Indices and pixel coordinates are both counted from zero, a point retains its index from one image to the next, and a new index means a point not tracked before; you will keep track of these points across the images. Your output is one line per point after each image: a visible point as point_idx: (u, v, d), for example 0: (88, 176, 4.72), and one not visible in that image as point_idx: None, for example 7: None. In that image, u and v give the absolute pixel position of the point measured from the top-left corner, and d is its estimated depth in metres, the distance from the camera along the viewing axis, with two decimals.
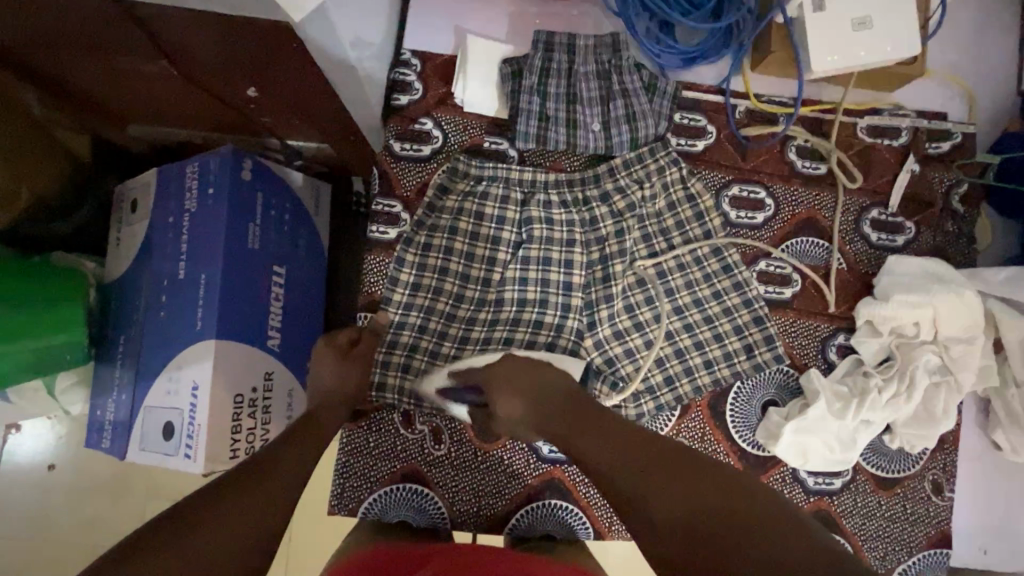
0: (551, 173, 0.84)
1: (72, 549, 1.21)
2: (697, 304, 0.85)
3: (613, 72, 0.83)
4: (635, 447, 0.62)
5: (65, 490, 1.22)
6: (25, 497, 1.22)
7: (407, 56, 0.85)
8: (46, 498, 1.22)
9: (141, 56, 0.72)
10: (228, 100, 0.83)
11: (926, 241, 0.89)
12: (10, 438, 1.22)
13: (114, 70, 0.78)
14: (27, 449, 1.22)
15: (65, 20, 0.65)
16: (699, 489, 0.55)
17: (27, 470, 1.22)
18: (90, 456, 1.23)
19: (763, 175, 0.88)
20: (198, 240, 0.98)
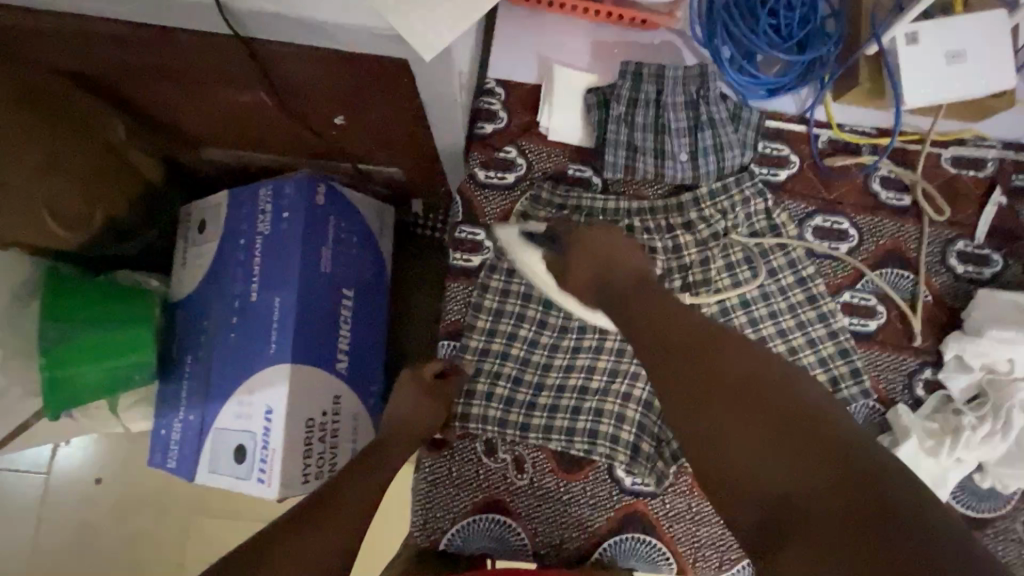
0: (634, 201, 0.83)
1: (122, 565, 1.21)
2: (781, 335, 0.85)
3: (701, 102, 0.82)
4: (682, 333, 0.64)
5: (116, 506, 1.22)
6: (75, 512, 1.22)
7: (491, 84, 0.85)
8: (96, 513, 1.22)
9: (243, 86, 0.73)
10: (314, 126, 0.85)
11: (1016, 274, 0.87)
12: (60, 453, 1.23)
13: (207, 98, 0.80)
14: (78, 464, 1.23)
15: (175, 51, 0.67)
16: (739, 403, 0.57)
17: (78, 485, 1.22)
18: (142, 473, 1.23)
19: (846, 205, 0.87)
20: (273, 263, 0.99)
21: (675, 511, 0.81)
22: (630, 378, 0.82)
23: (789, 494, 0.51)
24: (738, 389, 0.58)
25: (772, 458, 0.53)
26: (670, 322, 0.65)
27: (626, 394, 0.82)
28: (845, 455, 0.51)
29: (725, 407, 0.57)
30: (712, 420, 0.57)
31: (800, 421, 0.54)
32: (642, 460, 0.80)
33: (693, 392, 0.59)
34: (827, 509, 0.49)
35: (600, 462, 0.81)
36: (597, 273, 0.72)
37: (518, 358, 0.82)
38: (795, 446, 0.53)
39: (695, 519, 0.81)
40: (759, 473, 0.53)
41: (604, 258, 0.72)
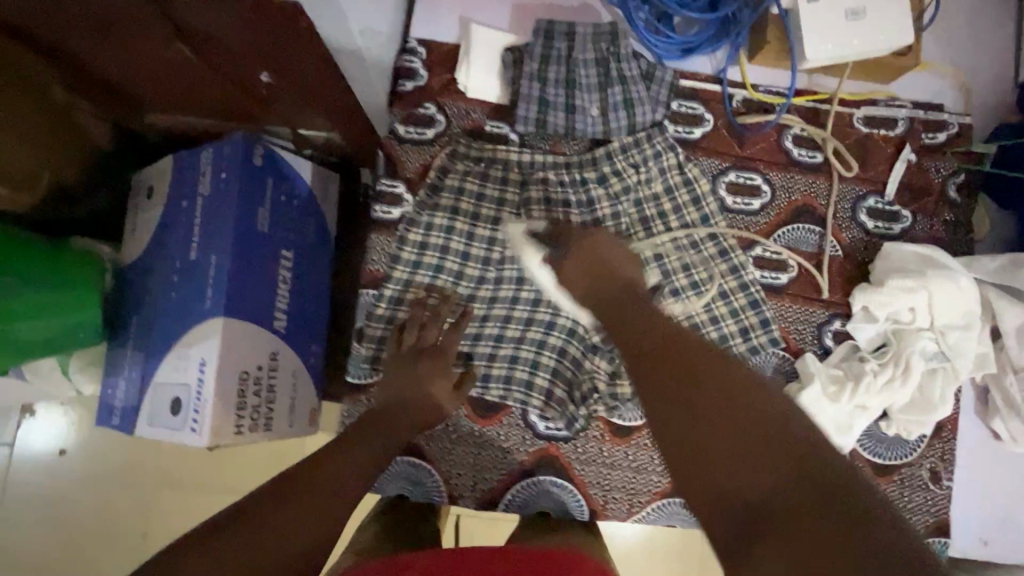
0: (550, 155, 0.86)
1: (88, 534, 1.24)
2: (694, 287, 0.87)
3: (611, 59, 0.84)
4: (644, 333, 0.63)
5: (81, 478, 1.24)
6: (41, 483, 1.24)
7: (413, 44, 0.88)
8: (62, 483, 1.24)
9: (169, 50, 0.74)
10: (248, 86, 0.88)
11: (923, 229, 0.89)
12: (24, 424, 1.24)
13: (138, 56, 0.83)
14: (42, 437, 1.24)
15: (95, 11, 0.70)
16: (717, 399, 0.53)
17: (44, 457, 1.24)
18: (108, 445, 1.25)
19: (759, 162, 0.90)
20: (211, 223, 1.01)
21: (586, 455, 0.84)
22: (545, 327, 0.84)
23: (767, 499, 0.45)
24: (713, 396, 0.53)
25: (756, 462, 0.47)
26: (644, 327, 0.64)
27: (541, 342, 0.84)
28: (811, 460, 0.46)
29: (715, 399, 0.53)
30: (701, 433, 0.51)
31: (762, 418, 0.50)
32: (553, 405, 0.82)
33: (669, 387, 0.56)
34: (799, 511, 0.44)
35: (513, 407, 0.84)
36: (593, 278, 0.73)
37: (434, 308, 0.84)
38: (787, 450, 0.47)
39: (605, 463, 0.84)
40: (724, 473, 0.48)
41: (593, 265, 0.74)
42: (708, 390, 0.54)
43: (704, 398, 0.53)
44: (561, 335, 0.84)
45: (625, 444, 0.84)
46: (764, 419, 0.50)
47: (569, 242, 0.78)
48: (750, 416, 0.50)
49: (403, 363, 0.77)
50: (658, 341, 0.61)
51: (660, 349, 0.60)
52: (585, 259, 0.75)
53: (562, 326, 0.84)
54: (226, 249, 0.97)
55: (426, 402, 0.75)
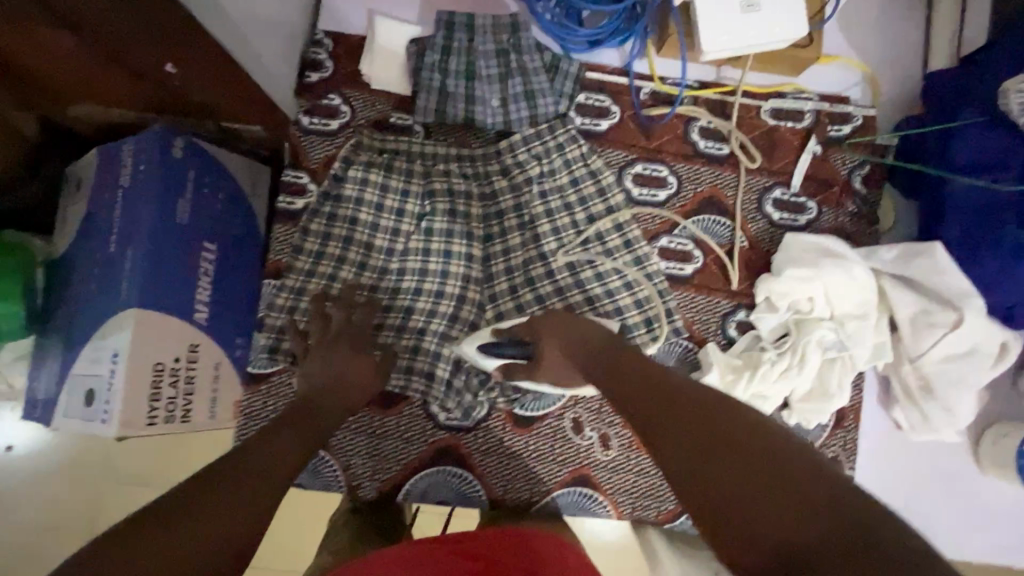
0: (454, 148, 0.87)
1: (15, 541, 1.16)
2: (599, 279, 0.86)
3: (512, 50, 0.86)
4: (642, 384, 0.62)
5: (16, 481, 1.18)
6: None
7: (320, 36, 0.89)
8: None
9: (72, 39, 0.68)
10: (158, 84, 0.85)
11: (827, 220, 0.90)
12: None
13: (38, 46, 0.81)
14: None
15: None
16: (709, 440, 0.52)
17: None
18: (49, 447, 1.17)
19: (665, 154, 0.91)
20: (130, 216, 1.01)
21: (486, 446, 0.84)
22: (448, 322, 0.85)
23: (770, 533, 0.44)
24: (729, 445, 0.50)
25: (753, 498, 0.46)
26: (638, 379, 0.63)
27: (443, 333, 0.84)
28: (824, 482, 0.45)
29: (709, 442, 0.51)
30: (698, 469, 0.50)
31: (750, 453, 0.49)
32: (450, 395, 0.83)
33: (666, 434, 0.54)
34: (809, 538, 0.42)
35: (414, 398, 0.84)
36: (571, 337, 0.72)
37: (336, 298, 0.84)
38: (776, 481, 0.46)
39: (506, 453, 0.84)
40: (729, 514, 0.47)
41: (559, 330, 0.73)
42: (702, 438, 0.52)
43: (693, 443, 0.52)
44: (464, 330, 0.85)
45: (526, 433, 0.85)
46: (752, 436, 0.50)
47: (531, 331, 0.76)
48: (743, 446, 0.50)
49: (315, 352, 0.74)
50: (651, 390, 0.61)
51: (656, 398, 0.59)
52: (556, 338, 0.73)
53: (465, 318, 0.85)
54: (142, 243, 0.98)
55: (346, 385, 0.72)
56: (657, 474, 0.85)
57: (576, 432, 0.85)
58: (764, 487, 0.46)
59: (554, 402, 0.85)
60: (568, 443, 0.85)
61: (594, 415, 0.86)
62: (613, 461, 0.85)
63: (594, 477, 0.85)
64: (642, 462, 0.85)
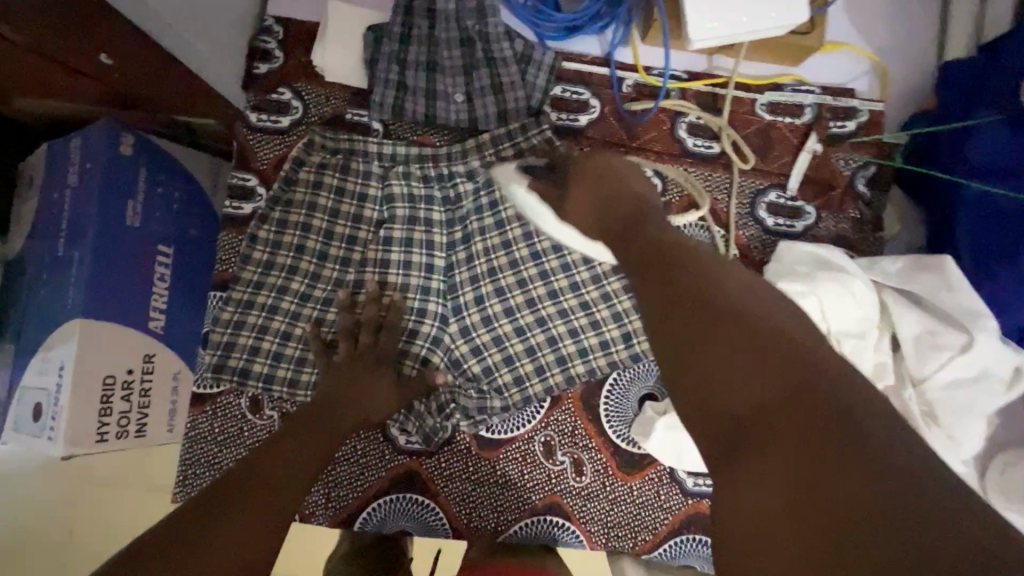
0: (416, 146, 0.79)
1: None
2: (574, 288, 0.79)
3: (477, 39, 0.78)
4: (651, 240, 0.52)
5: None
6: None
7: (269, 22, 0.81)
8: None
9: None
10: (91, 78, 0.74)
11: (827, 227, 0.82)
12: None
13: None
14: None
15: None
16: (728, 311, 0.41)
17: None
18: None
19: (650, 153, 0.82)
20: (77, 219, 0.92)
21: (449, 471, 0.78)
22: (408, 337, 0.77)
23: (761, 424, 0.35)
24: (731, 320, 0.41)
25: (761, 383, 0.37)
26: (652, 236, 0.52)
27: (406, 346, 0.77)
28: (834, 380, 0.35)
29: (728, 310, 0.41)
30: (704, 333, 0.41)
31: (778, 342, 0.38)
32: (412, 418, 0.78)
33: (674, 296, 0.45)
34: (806, 444, 0.33)
35: None
36: (595, 189, 0.61)
37: (287, 312, 0.77)
38: (797, 378, 0.36)
39: (469, 479, 0.78)
40: (722, 388, 0.38)
41: (598, 176, 0.62)
42: (719, 302, 0.42)
43: (702, 303, 0.43)
44: (427, 347, 0.78)
45: (493, 458, 0.79)
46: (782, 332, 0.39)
47: (569, 171, 0.67)
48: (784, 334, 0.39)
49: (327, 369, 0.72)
50: (662, 248, 0.50)
51: (664, 254, 0.49)
52: (588, 179, 0.63)
53: (427, 334, 0.78)
54: (87, 247, 0.90)
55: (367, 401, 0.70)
56: (633, 501, 0.79)
57: (547, 456, 0.79)
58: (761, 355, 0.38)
59: (522, 425, 0.79)
60: (538, 468, 0.79)
61: (567, 438, 0.79)
62: (586, 488, 0.79)
63: (565, 505, 0.79)
64: (617, 489, 0.79)
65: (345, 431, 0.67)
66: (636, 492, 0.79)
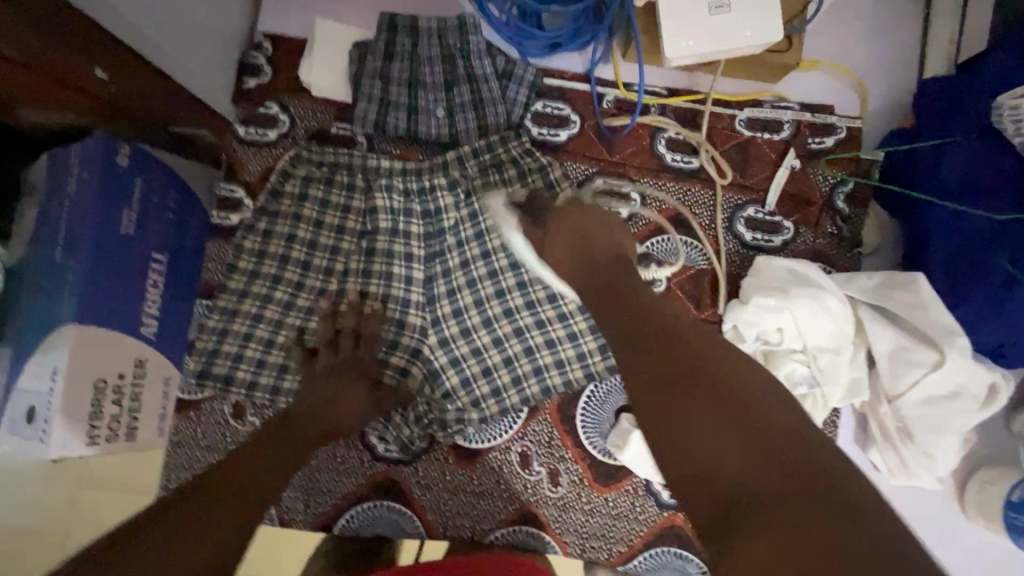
0: (398, 160, 0.81)
1: None
2: (552, 301, 0.80)
3: (459, 56, 0.80)
4: (639, 309, 0.60)
5: None
6: None
7: (259, 39, 0.84)
8: None
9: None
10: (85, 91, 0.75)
11: (804, 242, 0.83)
12: None
13: None
14: None
15: None
16: (710, 383, 0.48)
17: None
18: None
19: (629, 167, 0.84)
20: (71, 228, 0.92)
21: (427, 479, 0.80)
22: (387, 348, 0.79)
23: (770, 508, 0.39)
24: (721, 384, 0.48)
25: (766, 477, 0.40)
26: (627, 296, 0.63)
27: (382, 356, 0.79)
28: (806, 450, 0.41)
29: (712, 385, 0.48)
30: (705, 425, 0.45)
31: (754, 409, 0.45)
32: (390, 427, 0.79)
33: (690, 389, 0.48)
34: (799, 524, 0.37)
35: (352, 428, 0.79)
36: (578, 251, 0.69)
37: (271, 320, 0.79)
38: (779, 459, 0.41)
39: (447, 488, 0.80)
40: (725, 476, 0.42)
41: (575, 243, 0.69)
42: (694, 364, 0.50)
43: (684, 369, 0.50)
44: (401, 362, 0.79)
45: (470, 467, 0.80)
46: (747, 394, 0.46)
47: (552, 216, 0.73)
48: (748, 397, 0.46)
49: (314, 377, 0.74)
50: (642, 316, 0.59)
51: (644, 328, 0.57)
52: (563, 237, 0.70)
53: (406, 345, 0.79)
54: (82, 254, 0.90)
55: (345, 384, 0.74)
56: (608, 512, 0.80)
57: (523, 467, 0.80)
58: (748, 443, 0.43)
59: (499, 436, 0.81)
60: (515, 478, 0.80)
61: (543, 448, 0.81)
62: (562, 498, 0.80)
63: (541, 514, 0.80)
64: (592, 500, 0.80)
65: (309, 439, 0.68)
66: (612, 503, 0.80)
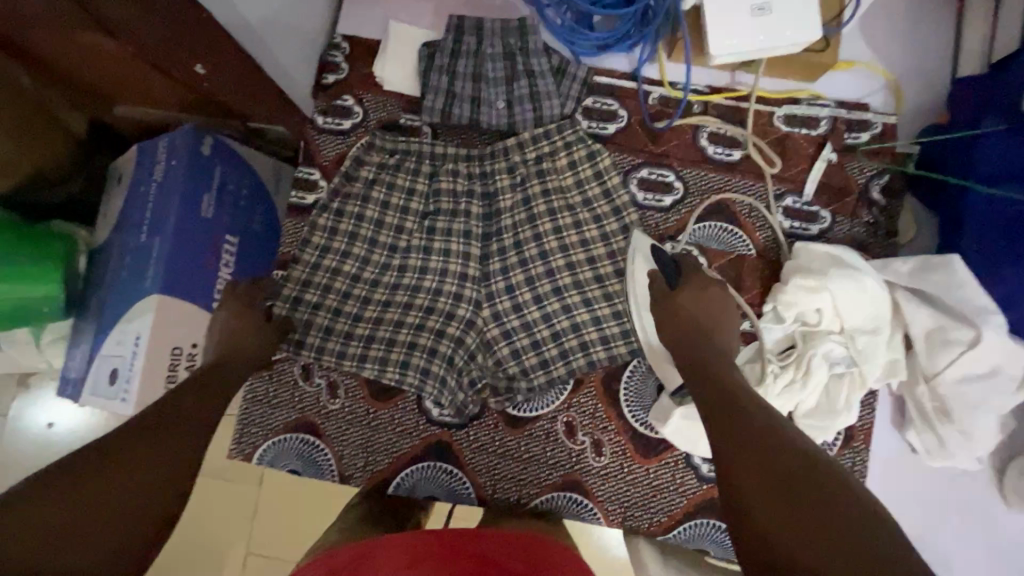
0: (461, 147, 0.89)
1: None
2: (598, 281, 0.85)
3: (519, 54, 0.88)
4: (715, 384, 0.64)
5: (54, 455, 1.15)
6: (23, 452, 1.15)
7: (338, 40, 0.93)
8: (38, 457, 1.15)
9: (105, 39, 0.69)
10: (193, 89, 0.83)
11: (842, 230, 0.87)
12: (17, 396, 1.16)
13: (79, 53, 0.80)
14: (36, 409, 1.16)
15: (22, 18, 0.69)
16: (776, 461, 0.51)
17: (29, 430, 1.16)
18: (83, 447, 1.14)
19: (673, 158, 0.89)
20: (160, 211, 1.00)
21: (477, 443, 0.85)
22: (421, 314, 0.85)
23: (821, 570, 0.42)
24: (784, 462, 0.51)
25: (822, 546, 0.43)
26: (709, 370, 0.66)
27: (420, 323, 0.85)
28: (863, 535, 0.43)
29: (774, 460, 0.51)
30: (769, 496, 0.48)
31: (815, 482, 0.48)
32: (444, 392, 0.84)
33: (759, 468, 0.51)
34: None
35: (410, 392, 0.86)
36: (705, 307, 0.73)
37: (339, 291, 0.87)
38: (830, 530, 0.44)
39: (496, 453, 0.85)
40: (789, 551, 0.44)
41: (691, 324, 0.71)
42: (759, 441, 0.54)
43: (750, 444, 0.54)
44: (454, 333, 0.85)
45: (518, 434, 0.85)
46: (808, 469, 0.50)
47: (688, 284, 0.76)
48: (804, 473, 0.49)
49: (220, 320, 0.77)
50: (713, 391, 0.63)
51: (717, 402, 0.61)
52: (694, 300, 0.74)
53: (461, 317, 0.85)
54: (168, 234, 0.99)
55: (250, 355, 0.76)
56: (650, 483, 0.83)
57: (569, 436, 0.85)
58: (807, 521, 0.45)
59: (546, 406, 0.85)
60: (560, 446, 0.84)
61: (587, 419, 0.85)
62: (605, 468, 0.84)
63: (585, 483, 0.84)
64: (634, 471, 0.84)
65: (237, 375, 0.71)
66: (653, 474, 0.83)
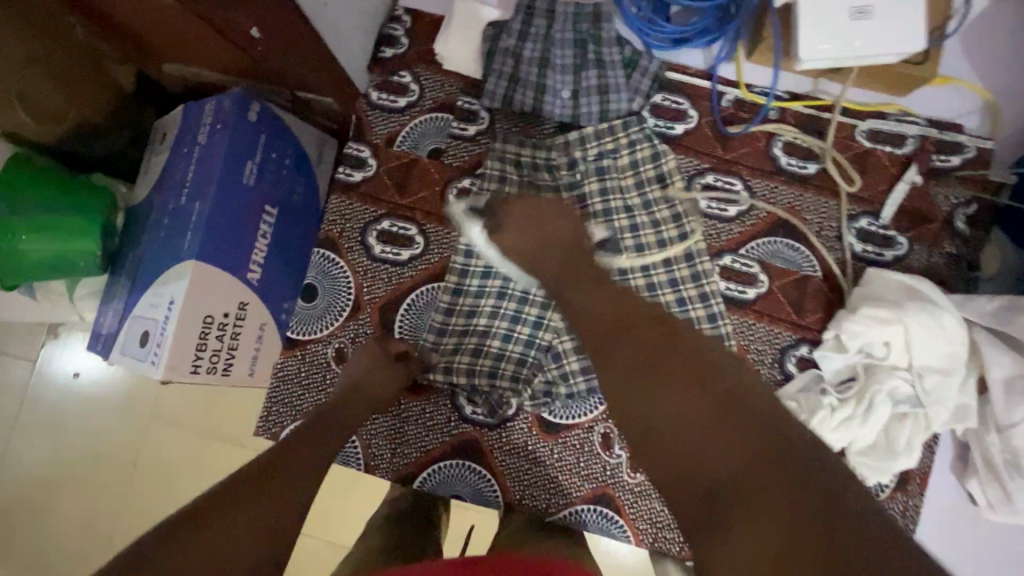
0: (520, 136, 0.84)
1: (53, 479, 1.14)
2: (650, 289, 0.81)
3: (590, 41, 0.83)
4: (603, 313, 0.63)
5: (81, 403, 1.15)
6: (49, 402, 1.15)
7: (401, 12, 0.90)
8: (64, 407, 1.15)
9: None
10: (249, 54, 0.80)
11: (918, 259, 0.81)
12: (46, 346, 1.16)
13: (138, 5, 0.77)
14: (65, 360, 1.16)
15: None
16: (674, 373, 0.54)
17: (53, 381, 1.16)
18: (109, 407, 1.15)
19: (742, 167, 0.84)
20: (201, 175, 0.96)
21: (509, 447, 0.82)
22: (445, 317, 0.82)
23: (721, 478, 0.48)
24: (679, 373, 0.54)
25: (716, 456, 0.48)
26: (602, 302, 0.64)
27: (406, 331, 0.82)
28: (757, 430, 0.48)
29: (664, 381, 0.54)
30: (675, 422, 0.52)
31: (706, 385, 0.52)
32: (479, 390, 0.82)
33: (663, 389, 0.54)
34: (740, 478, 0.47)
35: (441, 388, 0.83)
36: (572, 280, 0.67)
37: (381, 275, 0.84)
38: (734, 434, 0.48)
39: (526, 458, 0.82)
40: (701, 460, 0.49)
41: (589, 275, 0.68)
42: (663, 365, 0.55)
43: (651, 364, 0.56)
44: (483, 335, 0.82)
45: (552, 442, 0.82)
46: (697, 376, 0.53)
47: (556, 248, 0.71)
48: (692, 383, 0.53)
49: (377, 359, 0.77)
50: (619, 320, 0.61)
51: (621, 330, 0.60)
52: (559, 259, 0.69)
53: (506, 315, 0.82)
54: (207, 200, 0.94)
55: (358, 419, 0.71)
56: None
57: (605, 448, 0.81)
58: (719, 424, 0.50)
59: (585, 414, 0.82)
60: (595, 459, 0.81)
61: None
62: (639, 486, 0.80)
63: (617, 498, 0.80)
64: None
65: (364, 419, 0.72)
66: None
